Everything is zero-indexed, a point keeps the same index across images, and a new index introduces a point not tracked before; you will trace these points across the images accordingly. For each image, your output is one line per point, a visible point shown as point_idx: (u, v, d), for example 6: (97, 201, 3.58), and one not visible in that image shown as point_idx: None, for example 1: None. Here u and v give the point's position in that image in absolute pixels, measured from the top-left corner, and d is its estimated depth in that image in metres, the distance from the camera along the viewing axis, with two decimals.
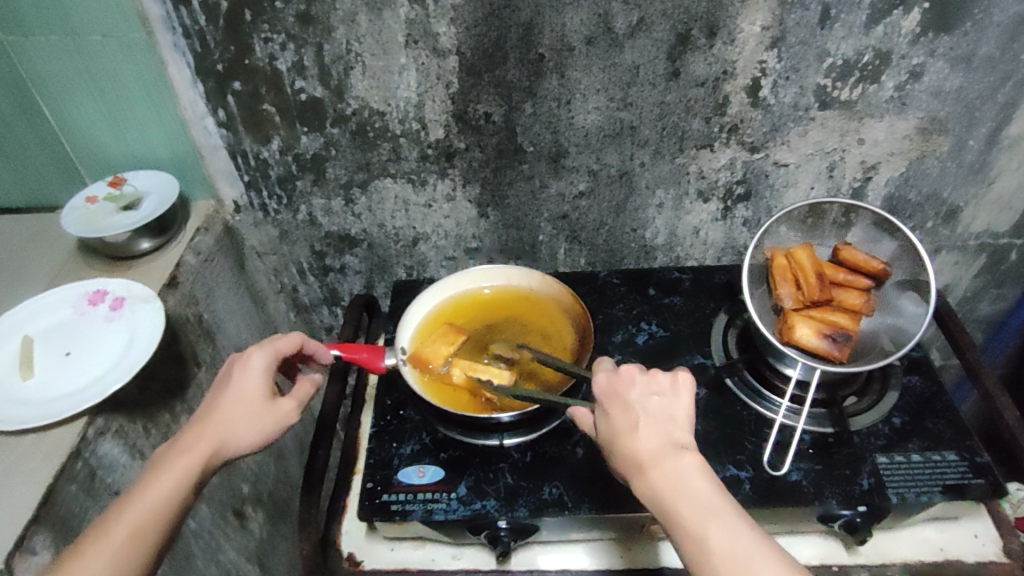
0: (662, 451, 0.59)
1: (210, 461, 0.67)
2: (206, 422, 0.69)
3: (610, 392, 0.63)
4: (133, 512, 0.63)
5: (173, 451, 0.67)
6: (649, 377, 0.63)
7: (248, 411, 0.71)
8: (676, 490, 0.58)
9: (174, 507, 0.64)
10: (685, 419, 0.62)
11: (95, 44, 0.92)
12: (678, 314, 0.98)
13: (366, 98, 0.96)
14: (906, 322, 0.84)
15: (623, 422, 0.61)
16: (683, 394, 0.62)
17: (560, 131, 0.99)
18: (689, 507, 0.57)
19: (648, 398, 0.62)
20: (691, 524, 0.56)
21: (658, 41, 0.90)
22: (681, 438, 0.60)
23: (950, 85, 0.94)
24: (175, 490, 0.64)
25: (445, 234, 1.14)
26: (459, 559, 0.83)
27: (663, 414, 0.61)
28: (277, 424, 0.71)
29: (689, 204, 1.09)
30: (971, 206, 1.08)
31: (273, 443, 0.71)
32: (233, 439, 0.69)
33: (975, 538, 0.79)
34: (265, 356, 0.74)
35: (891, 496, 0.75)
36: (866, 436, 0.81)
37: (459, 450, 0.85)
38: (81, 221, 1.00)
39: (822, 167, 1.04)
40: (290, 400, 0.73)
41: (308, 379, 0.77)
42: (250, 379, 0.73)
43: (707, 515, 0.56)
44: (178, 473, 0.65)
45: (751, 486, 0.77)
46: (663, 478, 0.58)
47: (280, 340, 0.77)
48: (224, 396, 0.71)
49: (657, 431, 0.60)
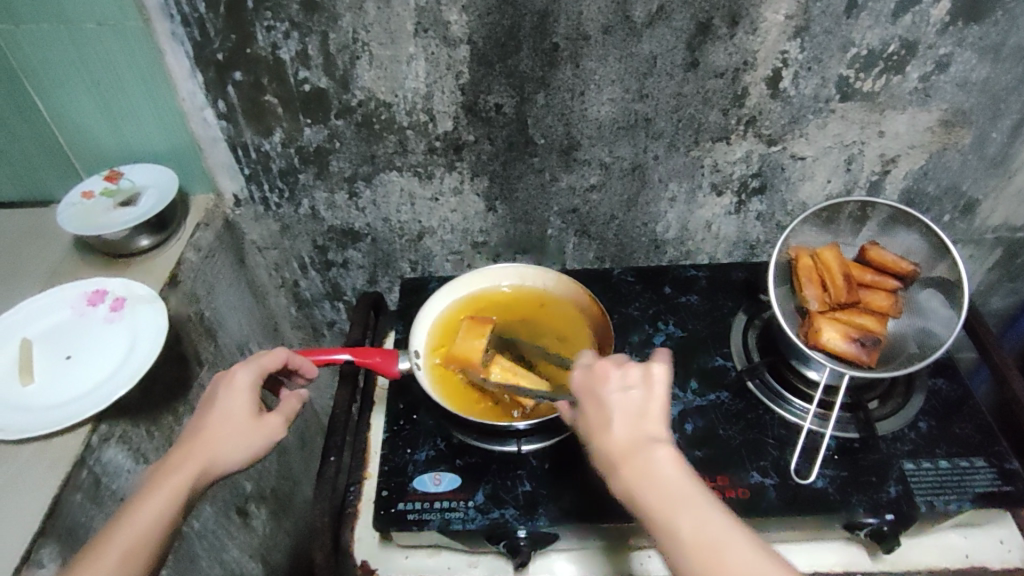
0: (633, 448, 0.58)
1: (202, 479, 0.66)
2: (192, 441, 0.67)
3: (584, 387, 0.62)
4: (122, 537, 0.60)
5: (160, 474, 0.65)
6: (623, 371, 0.61)
7: (237, 428, 0.69)
8: (646, 486, 0.56)
9: (165, 528, 0.62)
10: (659, 414, 0.60)
11: (89, 32, 0.87)
12: (696, 313, 0.97)
13: (373, 89, 0.92)
14: (936, 324, 0.82)
15: (595, 418, 0.60)
16: (658, 387, 0.60)
17: (573, 123, 0.96)
18: (660, 504, 0.55)
19: (621, 392, 0.60)
20: (662, 521, 0.55)
21: (678, 30, 0.86)
22: (654, 432, 0.59)
23: (976, 76, 0.91)
24: (167, 510, 0.62)
25: (452, 228, 1.11)
26: (475, 567, 0.82)
27: (635, 410, 0.59)
28: (267, 439, 0.70)
29: (703, 197, 1.06)
30: (990, 199, 1.06)
31: (262, 459, 0.70)
32: (223, 456, 0.67)
33: (1001, 544, 0.78)
34: (251, 373, 0.72)
35: (919, 504, 0.74)
36: (892, 441, 0.80)
37: (475, 456, 0.84)
38: (78, 218, 0.97)
39: (840, 160, 1.01)
40: (278, 415, 0.72)
41: (294, 395, 0.76)
42: (237, 396, 0.71)
43: (680, 512, 0.55)
44: (168, 493, 0.63)
45: (776, 493, 0.75)
46: (634, 476, 0.57)
47: (265, 355, 0.74)
48: (210, 415, 0.69)
49: (627, 426, 0.59)
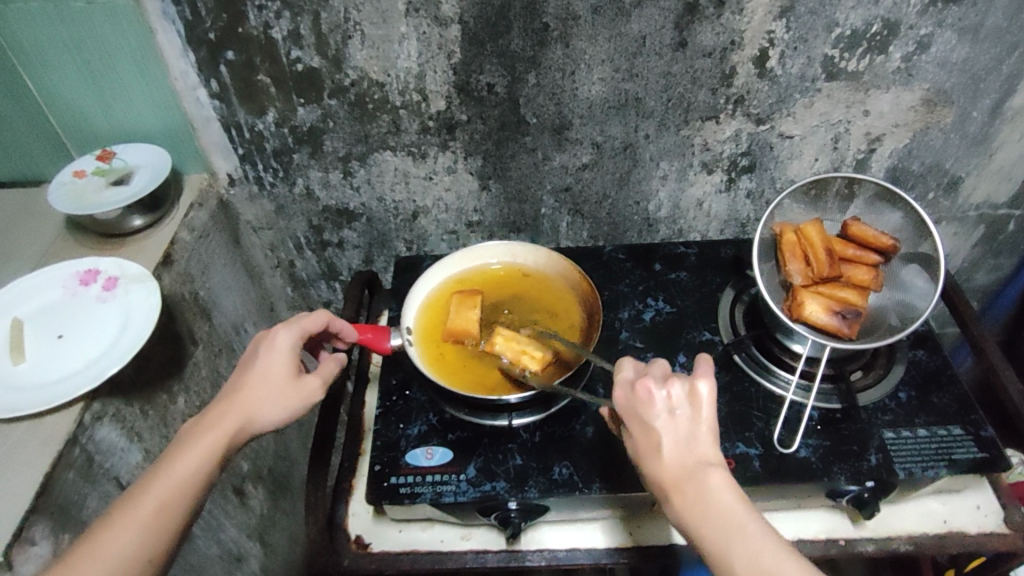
0: (684, 472, 0.59)
1: (239, 435, 0.68)
2: (231, 398, 0.69)
3: (628, 409, 0.63)
4: (159, 485, 0.62)
5: (198, 428, 0.67)
6: (666, 394, 0.61)
7: (276, 389, 0.71)
8: (698, 512, 0.58)
9: (200, 481, 0.64)
10: (707, 435, 0.60)
11: (79, 11, 0.87)
12: (685, 289, 0.99)
13: (365, 68, 0.93)
14: (915, 297, 0.84)
15: (643, 442, 0.61)
16: (704, 407, 0.61)
17: (564, 102, 0.97)
18: (713, 529, 0.57)
19: (666, 416, 0.61)
20: (716, 546, 0.57)
21: (665, 11, 0.87)
22: (704, 454, 0.60)
23: (957, 56, 0.93)
24: (203, 464, 0.65)
25: (446, 208, 1.13)
26: (468, 539, 0.84)
27: (683, 433, 0.60)
28: (304, 401, 0.72)
29: (693, 176, 1.08)
30: (972, 176, 1.08)
31: (297, 420, 0.72)
32: (261, 415, 0.69)
33: (977, 509, 0.81)
34: (291, 335, 0.74)
35: (897, 471, 0.77)
36: (873, 411, 0.83)
37: (467, 430, 0.86)
38: (70, 197, 0.97)
39: (827, 138, 1.03)
40: (315, 379, 0.74)
41: (332, 358, 0.79)
42: (277, 357, 0.73)
43: (733, 537, 0.56)
44: (205, 449, 0.65)
45: (760, 463, 0.78)
46: (686, 503, 0.58)
47: (306, 318, 0.76)
48: (250, 373, 0.71)
49: (676, 451, 0.60)
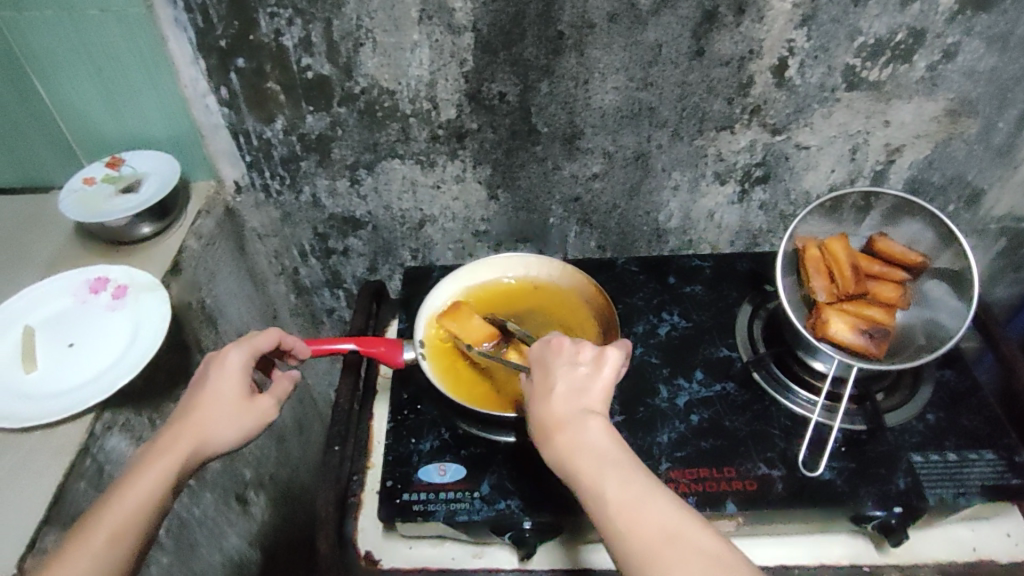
0: (571, 413, 0.61)
1: (192, 459, 0.67)
2: (181, 422, 0.68)
3: (540, 359, 0.67)
4: (111, 516, 0.61)
5: (149, 453, 0.66)
6: (577, 349, 0.65)
7: (229, 410, 0.70)
8: (576, 448, 0.59)
9: (153, 508, 0.62)
10: (603, 392, 0.63)
11: (92, 18, 0.87)
12: (701, 303, 0.97)
13: (376, 76, 0.92)
14: (944, 315, 0.82)
15: (541, 387, 0.65)
16: (606, 367, 0.63)
17: (576, 111, 0.96)
18: (587, 462, 0.58)
19: (570, 368, 0.64)
20: (587, 477, 0.58)
21: (684, 19, 0.86)
22: (593, 405, 0.62)
23: (984, 65, 0.91)
24: (155, 491, 0.63)
25: (453, 217, 1.11)
26: (479, 558, 0.82)
27: (579, 383, 0.63)
28: (259, 421, 0.71)
29: (706, 186, 1.06)
30: (995, 189, 1.06)
31: (252, 440, 0.71)
32: (214, 438, 0.68)
33: (1008, 537, 0.79)
34: (243, 354, 0.73)
35: (928, 497, 0.74)
36: (900, 433, 0.80)
37: (480, 446, 0.84)
38: (80, 204, 0.97)
39: (844, 149, 1.01)
40: (269, 398, 0.73)
41: (284, 375, 0.78)
42: (229, 378, 0.72)
43: (604, 470, 0.58)
44: (156, 475, 0.64)
45: (783, 485, 0.76)
46: (566, 438, 0.60)
47: (257, 337, 0.75)
48: (202, 395, 0.70)
49: (569, 395, 0.63)
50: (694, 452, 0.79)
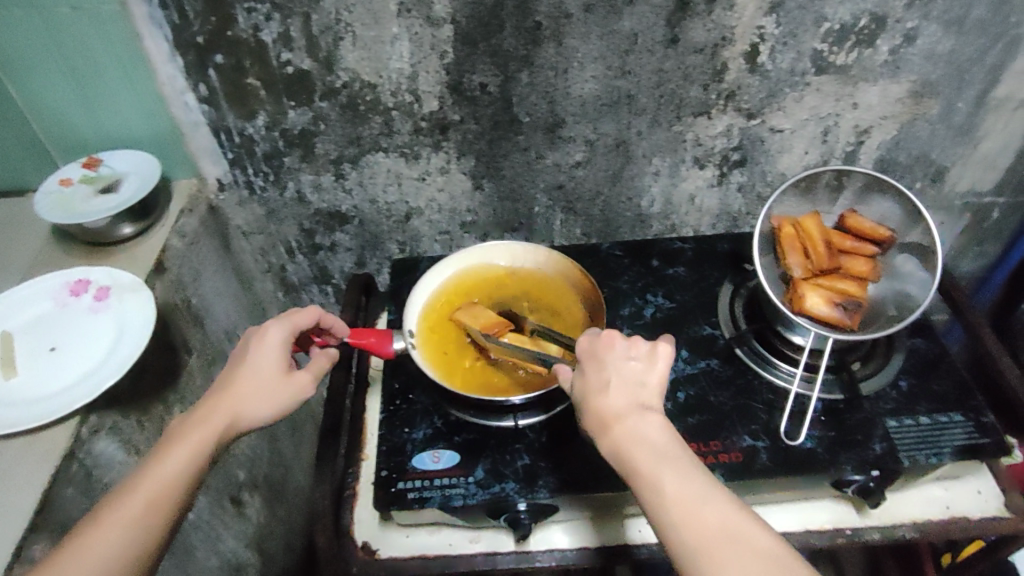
0: (628, 408, 0.62)
1: (228, 432, 0.67)
2: (219, 395, 0.69)
3: (590, 353, 0.67)
4: (145, 486, 0.62)
5: (186, 424, 0.67)
6: (629, 344, 0.66)
7: (267, 385, 0.71)
8: (635, 443, 0.60)
9: (188, 479, 0.63)
10: (656, 387, 0.64)
11: (64, 17, 0.85)
12: (684, 285, 0.99)
13: (356, 70, 0.92)
14: (913, 286, 0.85)
15: (595, 381, 0.64)
16: (659, 363, 0.65)
17: (556, 101, 0.97)
18: (645, 456, 0.59)
19: (624, 362, 0.65)
20: (647, 471, 0.58)
21: (657, 7, 0.88)
22: (647, 400, 0.63)
23: (943, 48, 0.94)
24: (191, 462, 0.64)
25: (439, 208, 1.12)
26: (476, 542, 0.83)
27: (634, 378, 0.64)
28: (295, 396, 0.72)
29: (686, 170, 1.08)
30: (958, 166, 1.10)
31: (288, 415, 0.71)
32: (250, 412, 0.69)
33: (979, 494, 0.83)
34: (283, 330, 0.74)
35: (903, 459, 0.78)
36: (875, 401, 0.84)
37: (473, 432, 0.86)
38: (57, 206, 0.95)
39: (816, 132, 1.05)
40: (306, 373, 0.73)
41: (324, 353, 0.79)
42: (268, 353, 0.72)
43: (663, 465, 0.58)
44: (192, 447, 0.65)
45: (768, 455, 0.79)
46: (625, 432, 0.61)
47: (296, 314, 0.77)
48: (241, 369, 0.71)
49: (625, 392, 0.63)
50: (682, 428, 0.82)
